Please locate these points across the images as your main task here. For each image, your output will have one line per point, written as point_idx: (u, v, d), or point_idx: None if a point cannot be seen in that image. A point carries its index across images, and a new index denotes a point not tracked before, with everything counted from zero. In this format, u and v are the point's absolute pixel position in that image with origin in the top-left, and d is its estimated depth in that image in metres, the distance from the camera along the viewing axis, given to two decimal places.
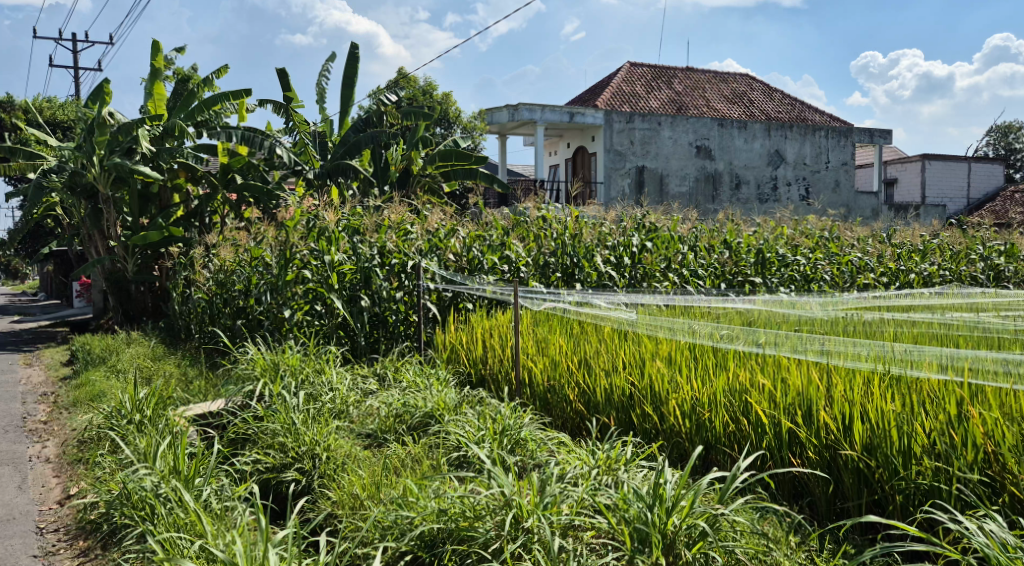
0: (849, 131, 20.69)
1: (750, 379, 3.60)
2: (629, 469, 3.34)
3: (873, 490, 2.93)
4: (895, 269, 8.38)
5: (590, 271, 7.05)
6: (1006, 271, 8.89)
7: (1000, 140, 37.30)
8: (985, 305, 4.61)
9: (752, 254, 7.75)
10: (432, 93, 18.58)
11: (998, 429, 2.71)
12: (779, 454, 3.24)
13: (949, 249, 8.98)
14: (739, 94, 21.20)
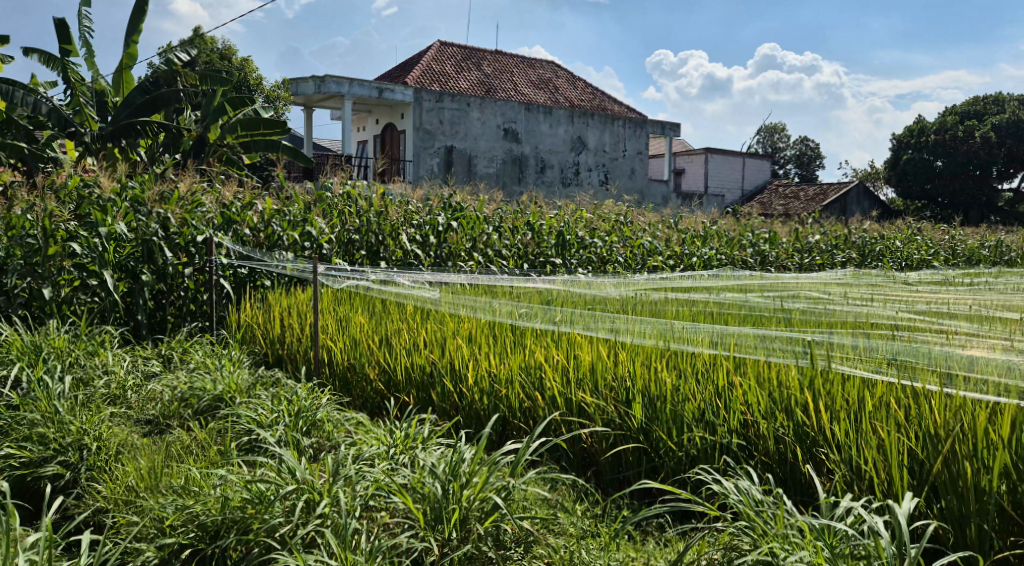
0: (644, 121, 21.91)
1: (545, 356, 3.70)
2: (426, 447, 3.32)
3: (650, 457, 3.10)
4: (680, 253, 8.99)
5: (396, 249, 7.01)
6: (771, 257, 9.85)
7: (767, 139, 41.37)
8: (751, 287, 5.05)
9: (553, 235, 7.96)
10: (229, 58, 17.52)
11: (754, 395, 2.92)
12: (569, 428, 3.36)
13: (726, 236, 9.76)
14: (545, 80, 21.80)
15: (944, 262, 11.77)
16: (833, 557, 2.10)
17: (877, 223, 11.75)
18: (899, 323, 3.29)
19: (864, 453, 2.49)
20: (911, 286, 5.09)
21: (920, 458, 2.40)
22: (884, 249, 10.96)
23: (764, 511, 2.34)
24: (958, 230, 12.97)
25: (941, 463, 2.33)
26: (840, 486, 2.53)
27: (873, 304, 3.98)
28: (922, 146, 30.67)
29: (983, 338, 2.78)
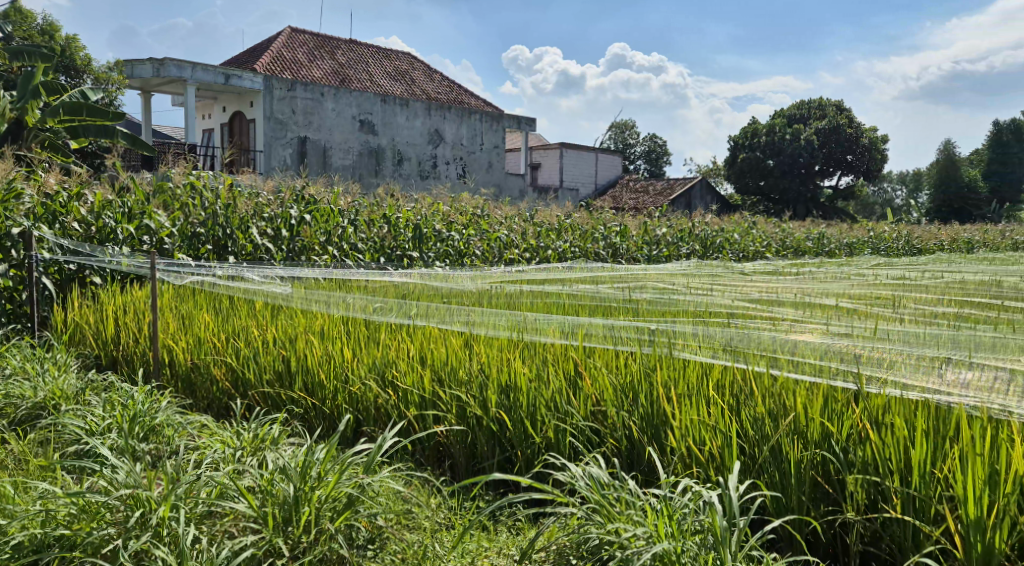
0: (500, 116, 22.11)
1: (400, 350, 3.65)
2: (276, 448, 3.19)
3: (505, 448, 3.10)
4: (536, 246, 9.17)
5: (245, 244, 6.75)
6: (622, 249, 10.21)
7: (618, 136, 42.88)
8: (602, 278, 5.21)
9: (411, 228, 7.87)
10: (54, 35, 16.20)
11: (600, 381, 2.98)
12: (425, 423, 3.32)
13: (580, 229, 10.01)
14: (402, 71, 21.57)
15: (776, 253, 12.64)
16: (674, 535, 2.15)
17: (717, 217, 12.45)
18: (735, 312, 3.48)
19: (701, 432, 2.58)
20: (746, 276, 5.42)
21: (750, 435, 2.50)
22: (723, 241, 11.64)
23: (611, 494, 2.37)
24: (788, 224, 13.96)
25: (768, 439, 2.44)
26: (681, 465, 2.61)
27: (712, 294, 4.20)
28: (757, 145, 32.76)
29: (808, 324, 2.98)
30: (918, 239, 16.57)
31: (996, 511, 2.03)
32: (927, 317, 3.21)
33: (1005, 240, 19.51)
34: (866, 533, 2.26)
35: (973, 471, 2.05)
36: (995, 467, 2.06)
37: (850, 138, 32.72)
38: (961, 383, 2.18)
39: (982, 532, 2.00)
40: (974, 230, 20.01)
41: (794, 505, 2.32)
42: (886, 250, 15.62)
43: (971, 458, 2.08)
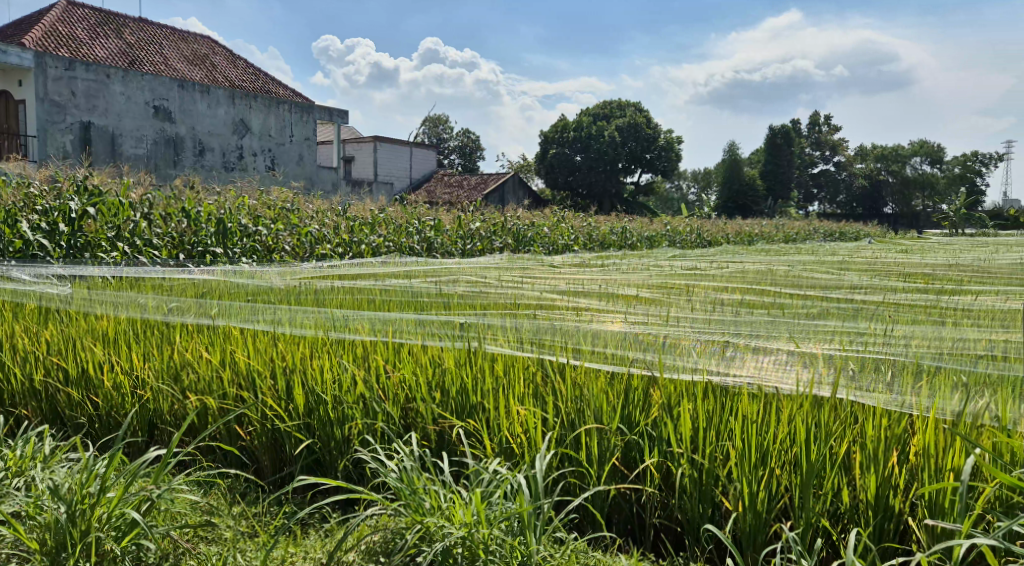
0: (311, 107, 21.33)
1: (197, 352, 3.34)
2: (49, 465, 2.83)
3: (312, 449, 2.85)
4: (349, 240, 8.93)
5: (14, 239, 5.99)
6: (436, 243, 10.17)
7: (431, 130, 42.99)
8: (415, 272, 5.16)
9: (213, 223, 7.42)
10: None
11: (396, 373, 2.81)
12: (225, 427, 3.02)
13: (394, 223, 9.84)
14: (200, 55, 20.29)
15: (583, 246, 13.17)
16: (480, 520, 2.04)
17: (529, 210, 12.75)
18: (542, 303, 3.54)
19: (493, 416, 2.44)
20: (555, 269, 5.57)
21: (545, 420, 2.37)
22: (534, 235, 11.91)
23: (420, 487, 2.20)
24: (594, 218, 14.57)
25: (575, 421, 2.36)
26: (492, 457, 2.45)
27: (521, 286, 4.27)
28: (565, 141, 33.99)
29: (606, 314, 3.09)
30: (708, 233, 17.92)
31: (765, 482, 1.99)
32: (714, 304, 3.44)
33: (779, 233, 21.59)
34: (663, 505, 2.20)
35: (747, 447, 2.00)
36: (790, 438, 2.06)
37: (649, 138, 34.77)
38: (755, 367, 2.23)
39: (751, 502, 1.96)
40: (755, 224, 21.98)
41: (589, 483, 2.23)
42: (681, 242, 16.77)
43: (770, 428, 2.06)
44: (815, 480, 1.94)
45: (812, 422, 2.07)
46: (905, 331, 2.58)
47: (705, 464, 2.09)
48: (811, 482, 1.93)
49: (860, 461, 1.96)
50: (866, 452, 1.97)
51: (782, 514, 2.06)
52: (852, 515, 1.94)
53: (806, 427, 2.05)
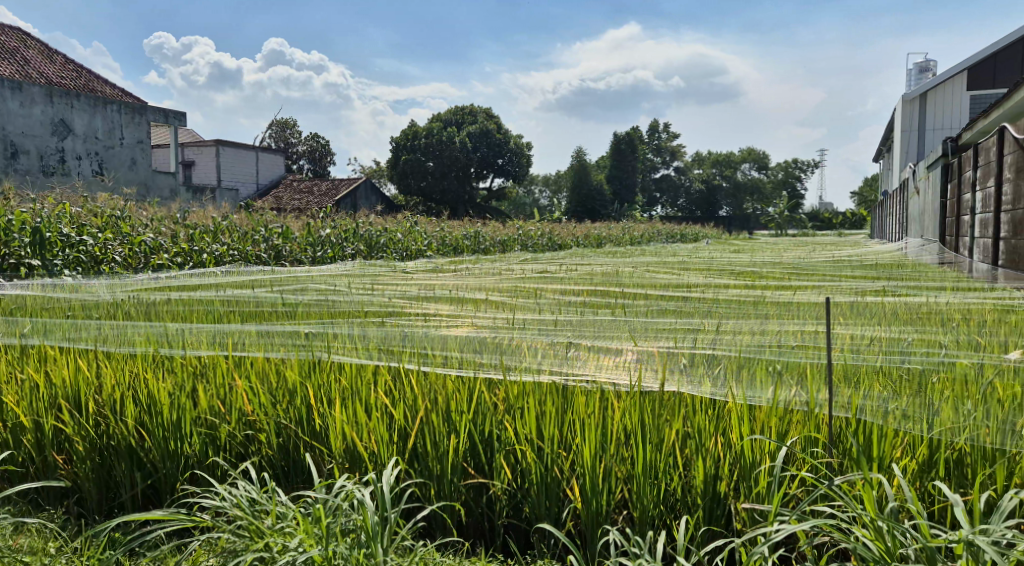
0: (143, 108, 20.08)
1: (10, 374, 3.03)
2: None
3: (147, 473, 2.64)
4: (188, 249, 8.50)
5: None
6: (284, 251, 9.85)
7: (277, 134, 41.68)
8: (260, 281, 4.98)
9: (30, 233, 6.83)
10: None
11: (232, 386, 2.67)
12: (44, 455, 2.75)
13: (237, 230, 9.45)
14: (10, 49, 18.67)
15: (437, 251, 13.18)
16: (322, 538, 1.98)
17: (381, 215, 12.59)
18: (390, 310, 3.50)
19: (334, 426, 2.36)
20: (408, 274, 5.54)
21: (392, 428, 2.33)
22: (387, 241, 11.80)
23: (260, 508, 2.10)
24: (446, 223, 14.60)
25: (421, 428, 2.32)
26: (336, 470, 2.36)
27: (371, 293, 4.22)
28: (416, 147, 33.84)
29: (456, 318, 3.12)
30: (558, 236, 18.38)
31: (604, 478, 2.04)
32: (561, 306, 3.53)
33: (625, 235, 22.51)
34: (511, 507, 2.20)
35: (587, 444, 2.04)
36: (629, 433, 2.12)
37: (499, 143, 35.26)
38: (597, 367, 2.29)
39: (592, 497, 2.02)
40: (601, 227, 22.78)
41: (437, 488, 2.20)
42: (533, 245, 17.11)
43: (610, 423, 2.11)
44: (650, 472, 2.01)
45: (649, 417, 2.13)
46: (733, 326, 2.76)
47: (548, 462, 2.13)
48: (648, 474, 1.99)
49: (695, 449, 2.05)
50: (702, 440, 2.06)
51: (623, 507, 2.12)
52: (692, 503, 2.01)
53: (647, 421, 2.11)
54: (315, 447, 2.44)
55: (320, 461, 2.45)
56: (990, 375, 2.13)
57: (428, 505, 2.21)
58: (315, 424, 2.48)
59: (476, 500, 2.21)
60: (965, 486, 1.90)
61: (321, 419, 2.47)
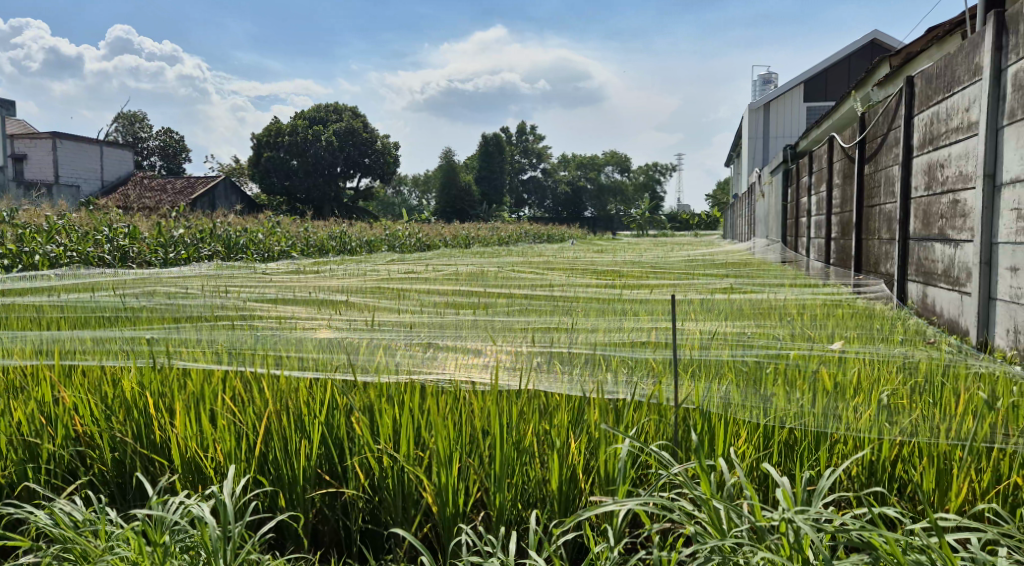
0: None
1: None
2: None
3: None
4: (17, 251, 7.85)
5: None
6: (131, 252, 9.26)
7: (126, 128, 39.33)
8: (102, 285, 4.67)
9: None
10: None
11: (60, 397, 2.44)
12: None
13: (76, 231, 8.82)
14: None
15: (301, 252, 12.82)
16: (155, 558, 1.86)
17: (240, 215, 12.10)
18: (243, 313, 3.36)
19: (177, 437, 2.23)
20: (267, 276, 5.34)
21: (240, 437, 2.21)
22: (247, 242, 11.35)
23: (86, 529, 1.97)
24: (311, 223, 14.22)
25: (270, 436, 2.18)
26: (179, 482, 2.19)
27: (225, 296, 4.05)
28: (278, 144, 32.77)
29: (314, 320, 3.03)
30: (427, 237, 18.30)
31: (461, 477, 2.00)
32: (423, 307, 3.49)
33: (493, 236, 22.68)
34: (366, 513, 2.11)
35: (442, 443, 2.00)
36: (485, 432, 2.09)
37: (365, 142, 34.73)
38: (453, 369, 2.28)
39: (446, 499, 1.97)
40: (470, 227, 22.85)
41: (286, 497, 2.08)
42: (401, 246, 16.94)
43: (466, 422, 2.09)
44: (507, 470, 1.99)
45: (506, 415, 2.11)
46: (588, 324, 2.84)
47: (403, 465, 2.07)
48: (503, 472, 1.96)
49: (551, 446, 2.05)
50: (557, 438, 2.06)
51: (481, 507, 2.07)
52: (550, 500, 1.98)
53: (506, 419, 2.09)
54: (153, 460, 2.26)
55: (158, 476, 2.27)
56: (815, 366, 2.30)
57: (277, 515, 2.09)
58: (153, 436, 2.30)
59: (330, 507, 2.12)
60: (799, 467, 1.99)
61: (160, 430, 2.30)
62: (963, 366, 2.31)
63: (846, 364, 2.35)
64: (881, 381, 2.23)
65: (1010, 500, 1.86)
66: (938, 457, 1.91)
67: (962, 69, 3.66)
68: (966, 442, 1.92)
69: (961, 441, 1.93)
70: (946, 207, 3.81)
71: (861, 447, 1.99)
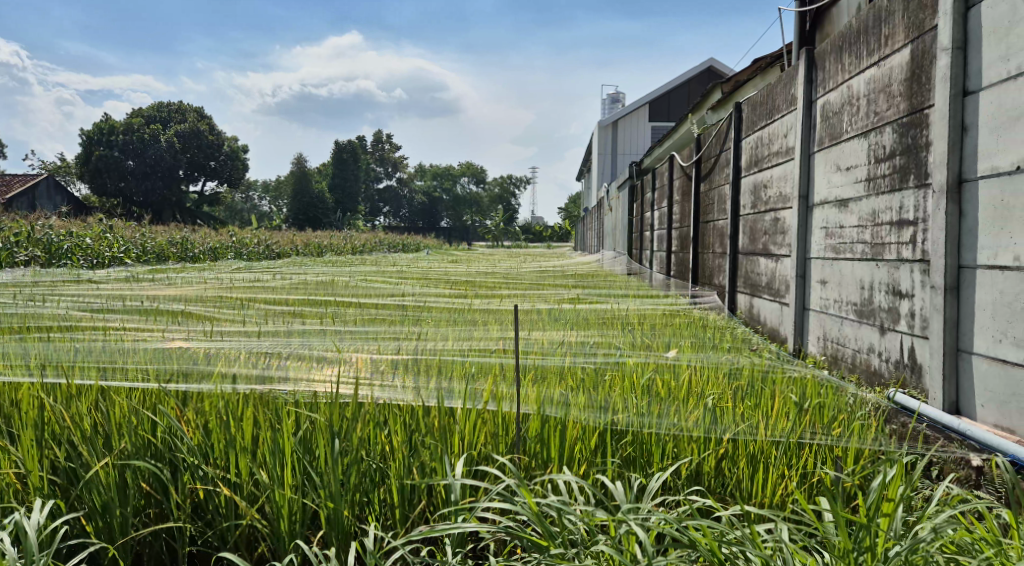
0: None
1: None
2: None
3: None
4: None
5: None
6: None
7: None
8: None
9: None
10: None
11: None
12: None
13: None
14: None
15: (136, 258, 12.07)
16: None
17: (65, 218, 11.24)
18: (65, 324, 3.14)
19: None
20: (95, 284, 4.99)
21: (54, 458, 2.04)
22: (72, 247, 10.56)
23: None
24: (148, 227, 13.41)
25: (86, 456, 2.03)
26: None
27: (44, 305, 3.75)
28: (112, 143, 30.71)
29: (145, 332, 2.88)
30: (275, 244, 17.72)
31: (298, 490, 1.95)
32: (268, 318, 3.40)
33: (347, 244, 22.29)
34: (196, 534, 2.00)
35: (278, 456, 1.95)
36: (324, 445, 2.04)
37: (210, 145, 33.23)
38: (294, 379, 2.22)
39: (284, 514, 1.91)
40: (322, 235, 22.34)
41: (100, 523, 1.92)
42: (248, 254, 16.29)
43: (303, 436, 2.03)
44: (343, 482, 1.94)
45: (347, 429, 2.08)
46: (438, 334, 2.87)
47: (237, 482, 1.99)
48: (340, 485, 1.92)
49: (393, 459, 2.03)
50: (398, 450, 2.05)
51: (317, 523, 2.02)
52: (395, 511, 1.97)
53: (348, 434, 2.06)
54: None
55: None
56: (649, 372, 2.45)
57: (93, 543, 1.94)
58: None
59: (154, 528, 1.98)
60: (631, 468, 2.09)
61: None
62: (779, 371, 2.52)
63: (677, 370, 2.51)
64: (707, 385, 2.40)
65: (816, 492, 2.03)
66: (755, 456, 2.06)
67: (782, 98, 3.99)
68: (781, 439, 2.09)
69: (775, 439, 2.09)
70: (769, 224, 4.13)
71: (687, 450, 2.10)
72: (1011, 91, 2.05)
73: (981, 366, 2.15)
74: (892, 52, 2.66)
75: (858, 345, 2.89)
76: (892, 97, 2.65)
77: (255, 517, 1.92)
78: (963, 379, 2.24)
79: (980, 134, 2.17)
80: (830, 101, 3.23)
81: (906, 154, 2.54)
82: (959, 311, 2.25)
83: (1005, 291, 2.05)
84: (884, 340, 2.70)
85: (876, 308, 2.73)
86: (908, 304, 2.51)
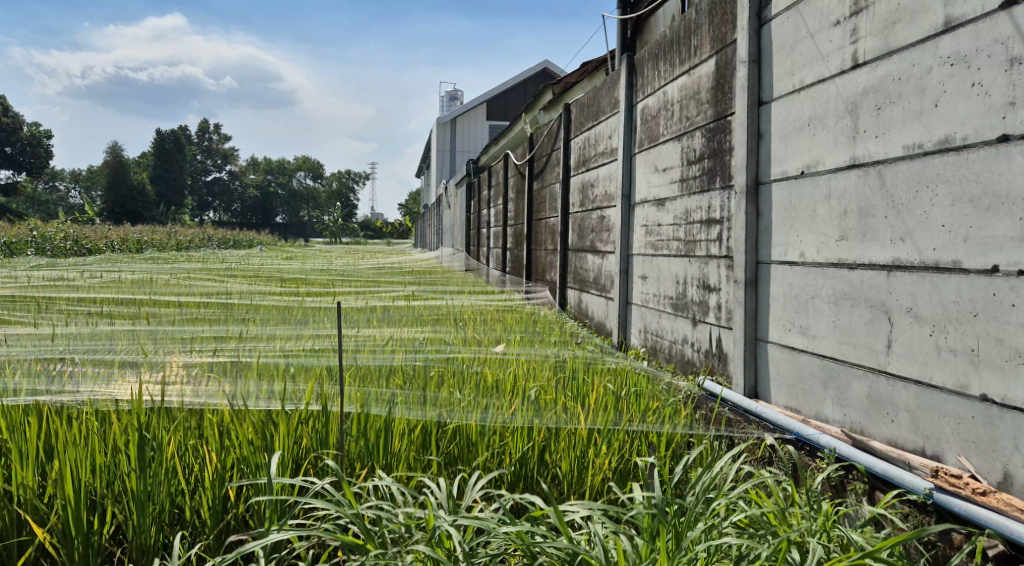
0: None
1: None
2: None
3: None
4: None
5: None
6: None
7: None
8: None
9: None
10: None
11: None
12: None
13: None
14: None
15: None
16: None
17: None
18: None
19: None
20: None
21: None
22: None
23: None
24: None
25: None
26: None
27: None
28: None
29: None
30: (85, 239, 16.33)
31: (96, 506, 1.81)
32: (72, 319, 3.14)
33: (170, 239, 20.98)
34: None
35: (70, 473, 1.81)
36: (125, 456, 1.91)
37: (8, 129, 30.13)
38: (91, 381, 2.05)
39: (78, 531, 1.76)
40: (142, 229, 20.83)
41: None
42: (52, 250, 14.89)
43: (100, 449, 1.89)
44: (146, 495, 1.83)
45: (155, 439, 1.97)
46: (262, 332, 2.78)
47: (26, 501, 1.82)
48: (146, 497, 1.81)
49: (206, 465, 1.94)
50: (210, 456, 1.96)
51: (118, 537, 1.89)
52: (209, 520, 1.89)
53: (156, 443, 1.95)
54: None
55: None
56: (476, 366, 2.50)
57: None
58: None
59: None
60: (457, 463, 2.12)
61: None
62: (600, 362, 2.64)
63: (504, 364, 2.57)
64: (532, 378, 2.48)
65: (629, 476, 2.14)
66: (574, 446, 2.15)
67: (606, 101, 4.17)
68: (599, 428, 2.19)
69: (594, 428, 2.19)
70: (595, 223, 4.30)
71: (510, 441, 2.16)
72: (797, 103, 2.25)
73: (774, 353, 2.35)
74: (700, 62, 2.85)
75: (674, 336, 3.08)
76: (701, 104, 2.84)
77: (46, 537, 1.77)
78: (760, 366, 2.44)
79: (773, 141, 2.37)
80: (648, 105, 3.40)
81: (713, 157, 2.72)
82: (757, 303, 2.45)
83: (794, 284, 2.25)
84: (696, 331, 2.88)
85: (689, 302, 2.92)
86: (715, 297, 2.70)
